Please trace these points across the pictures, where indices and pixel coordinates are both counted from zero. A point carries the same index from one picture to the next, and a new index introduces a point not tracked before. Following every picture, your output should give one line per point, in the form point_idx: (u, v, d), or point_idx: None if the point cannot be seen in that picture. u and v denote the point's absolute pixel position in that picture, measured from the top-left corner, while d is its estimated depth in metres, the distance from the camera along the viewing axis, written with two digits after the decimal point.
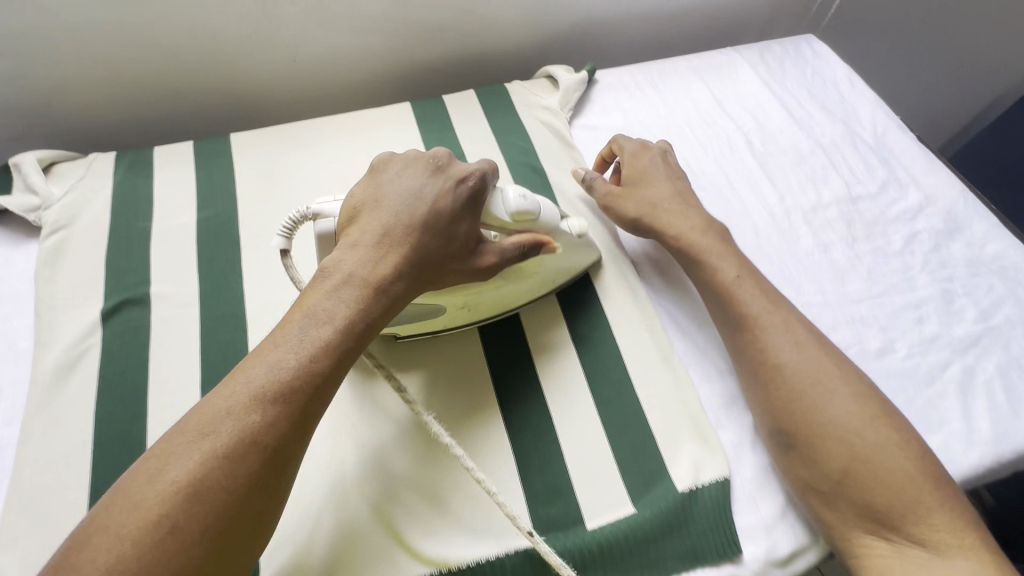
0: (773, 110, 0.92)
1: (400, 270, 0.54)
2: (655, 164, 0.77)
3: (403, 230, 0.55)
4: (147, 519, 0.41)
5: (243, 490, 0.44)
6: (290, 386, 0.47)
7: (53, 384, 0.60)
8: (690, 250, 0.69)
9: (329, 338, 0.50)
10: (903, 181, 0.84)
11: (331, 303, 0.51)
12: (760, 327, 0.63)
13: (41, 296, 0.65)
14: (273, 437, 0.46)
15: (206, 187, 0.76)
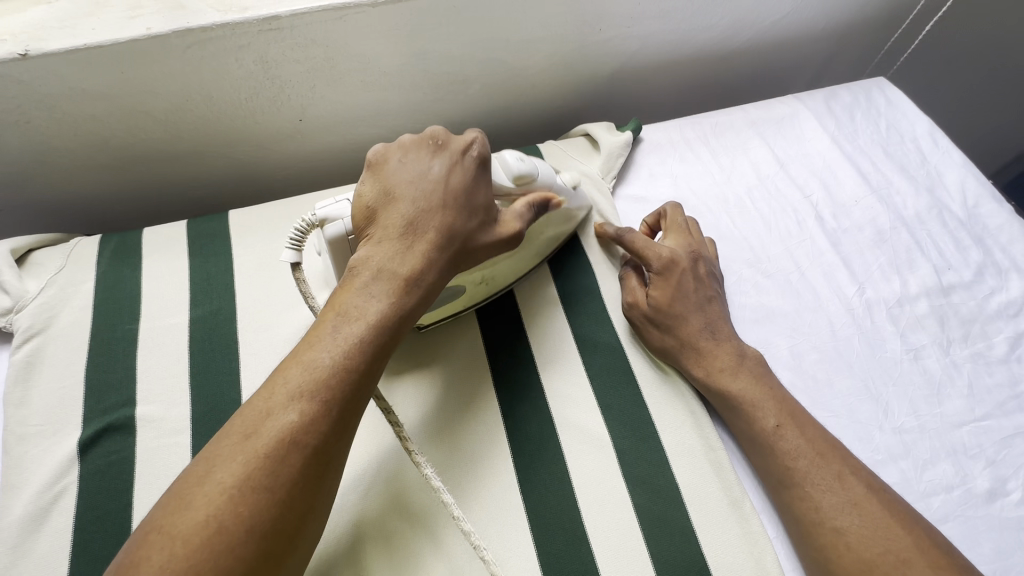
0: (845, 175, 0.80)
1: (432, 255, 0.53)
2: (689, 280, 0.65)
3: (425, 217, 0.54)
4: (196, 522, 0.40)
5: (291, 488, 0.43)
6: (328, 382, 0.46)
7: (24, 537, 0.52)
8: (725, 386, 0.60)
9: (365, 332, 0.49)
10: (1002, 266, 0.72)
11: (366, 298, 0.50)
12: (806, 485, 0.54)
13: (10, 424, 0.57)
14: (313, 434, 0.44)
15: (200, 280, 0.67)
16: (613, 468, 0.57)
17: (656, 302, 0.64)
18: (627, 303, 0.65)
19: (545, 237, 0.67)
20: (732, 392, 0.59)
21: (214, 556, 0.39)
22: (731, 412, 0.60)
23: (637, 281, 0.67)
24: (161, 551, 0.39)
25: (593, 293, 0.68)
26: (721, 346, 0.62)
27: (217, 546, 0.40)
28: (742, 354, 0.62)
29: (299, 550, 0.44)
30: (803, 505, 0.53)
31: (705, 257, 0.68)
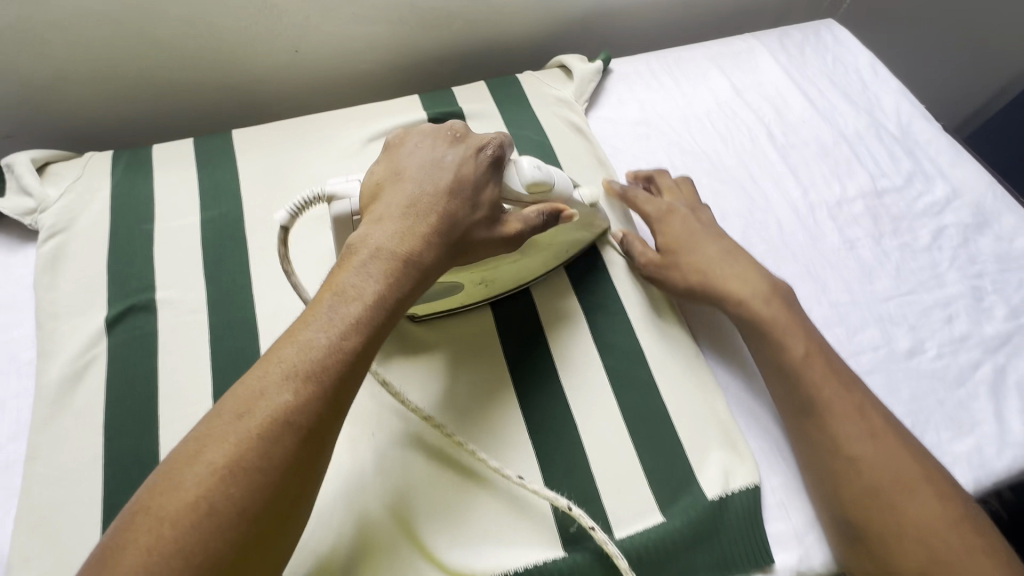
0: (794, 100, 0.89)
1: (432, 241, 0.53)
2: (696, 224, 0.71)
3: (432, 203, 0.55)
4: (185, 502, 0.39)
5: (284, 473, 0.42)
6: (323, 363, 0.45)
7: (60, 395, 0.58)
8: (752, 317, 0.64)
9: (362, 314, 0.48)
10: (930, 173, 0.81)
11: (364, 279, 0.49)
12: (825, 411, 0.58)
13: (41, 305, 0.62)
14: (306, 418, 0.43)
15: (208, 187, 0.73)
16: (585, 337, 0.65)
17: (668, 248, 0.69)
18: (645, 256, 0.69)
19: (550, 248, 0.66)
20: (761, 320, 0.63)
21: (201, 538, 0.38)
22: (759, 338, 0.63)
23: (642, 242, 0.71)
24: (148, 532, 0.38)
25: None
26: (747, 273, 0.67)
27: (206, 528, 0.39)
28: (767, 288, 0.65)
29: (284, 539, 0.43)
30: (823, 429, 0.58)
31: (702, 203, 0.75)
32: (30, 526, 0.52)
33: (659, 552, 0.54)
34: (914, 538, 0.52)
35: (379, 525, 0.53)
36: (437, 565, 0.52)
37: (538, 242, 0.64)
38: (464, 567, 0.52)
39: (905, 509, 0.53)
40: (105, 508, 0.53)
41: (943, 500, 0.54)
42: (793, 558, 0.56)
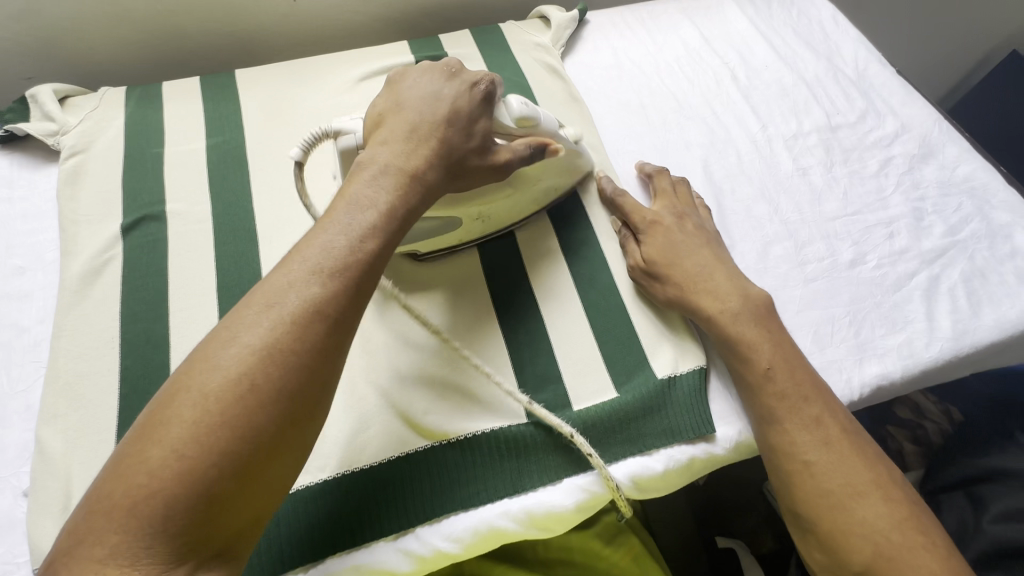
0: (758, 47, 0.95)
1: (435, 163, 0.54)
2: (683, 232, 0.68)
3: (431, 129, 0.55)
4: (225, 381, 0.39)
5: (316, 354, 0.43)
6: (346, 262, 0.45)
7: (82, 287, 0.65)
8: (718, 329, 0.62)
9: (376, 221, 0.48)
10: (881, 112, 0.88)
11: (374, 191, 0.50)
12: (783, 420, 0.57)
13: (64, 213, 0.70)
14: (335, 308, 0.44)
15: (213, 117, 0.80)
16: (553, 244, 0.71)
17: (652, 259, 0.66)
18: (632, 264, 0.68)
19: (541, 182, 0.68)
20: (727, 332, 0.61)
21: (244, 412, 0.39)
22: (726, 349, 0.62)
23: (634, 245, 0.69)
24: (192, 408, 0.39)
25: None
26: (719, 290, 0.63)
27: (248, 403, 0.39)
28: (732, 296, 0.63)
29: (319, 417, 0.44)
30: (781, 437, 0.57)
31: (692, 209, 0.72)
32: (56, 391, 0.59)
33: (610, 421, 0.60)
34: (862, 538, 0.52)
35: (364, 406, 0.59)
36: (419, 434, 0.58)
37: (527, 177, 0.66)
38: (443, 431, 0.58)
39: (856, 513, 0.53)
40: (122, 378, 0.60)
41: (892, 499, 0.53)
42: (733, 430, 0.62)
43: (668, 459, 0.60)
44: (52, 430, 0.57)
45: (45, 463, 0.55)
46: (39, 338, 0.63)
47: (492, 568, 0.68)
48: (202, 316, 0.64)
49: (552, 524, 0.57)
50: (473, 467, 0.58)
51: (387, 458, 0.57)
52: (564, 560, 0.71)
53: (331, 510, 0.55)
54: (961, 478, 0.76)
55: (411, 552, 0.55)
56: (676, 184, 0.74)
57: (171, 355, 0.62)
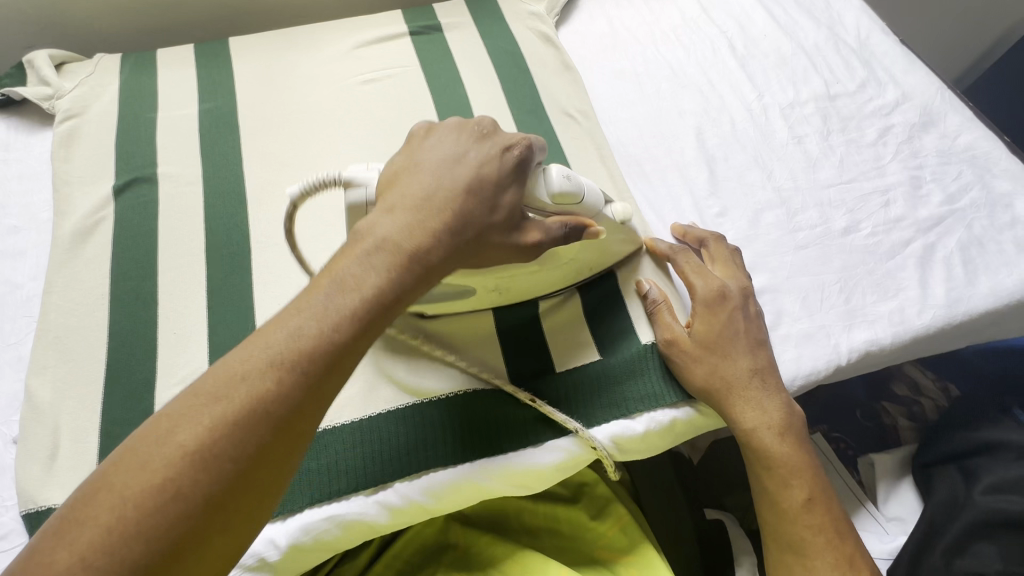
0: (758, 16, 0.93)
1: (445, 236, 0.44)
2: (745, 326, 0.61)
3: (446, 198, 0.45)
4: (148, 485, 0.33)
5: (259, 461, 0.36)
6: (314, 355, 0.38)
7: (74, 246, 0.66)
8: (752, 442, 0.58)
9: (357, 307, 0.40)
10: (882, 80, 0.86)
11: (362, 268, 0.41)
12: (813, 557, 0.55)
13: (58, 174, 0.71)
14: (290, 408, 0.37)
15: (205, 83, 0.80)
16: None
17: (701, 339, 0.59)
18: (668, 337, 0.60)
19: (571, 260, 0.60)
20: (765, 449, 0.58)
21: (165, 526, 0.33)
22: (759, 468, 0.59)
23: (673, 316, 0.62)
24: (108, 510, 0.33)
25: (535, 95, 0.80)
26: (766, 396, 0.59)
27: (172, 516, 0.33)
28: (779, 408, 0.59)
29: (258, 529, 0.37)
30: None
31: (753, 291, 0.65)
32: (46, 343, 0.60)
33: (591, 384, 0.60)
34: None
35: None
36: (402, 393, 0.58)
37: (557, 255, 0.58)
38: (426, 390, 0.59)
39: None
40: (111, 332, 0.61)
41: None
42: None
43: (650, 421, 0.59)
44: (41, 381, 0.58)
45: (34, 411, 0.56)
46: (31, 294, 0.64)
47: (477, 539, 0.68)
48: (190, 275, 0.65)
49: (532, 483, 0.58)
50: (457, 427, 0.57)
51: (371, 413, 0.57)
52: (550, 528, 0.71)
53: (309, 464, 0.55)
54: (952, 450, 0.75)
55: (388, 504, 0.55)
56: (729, 258, 0.66)
57: (158, 311, 0.62)
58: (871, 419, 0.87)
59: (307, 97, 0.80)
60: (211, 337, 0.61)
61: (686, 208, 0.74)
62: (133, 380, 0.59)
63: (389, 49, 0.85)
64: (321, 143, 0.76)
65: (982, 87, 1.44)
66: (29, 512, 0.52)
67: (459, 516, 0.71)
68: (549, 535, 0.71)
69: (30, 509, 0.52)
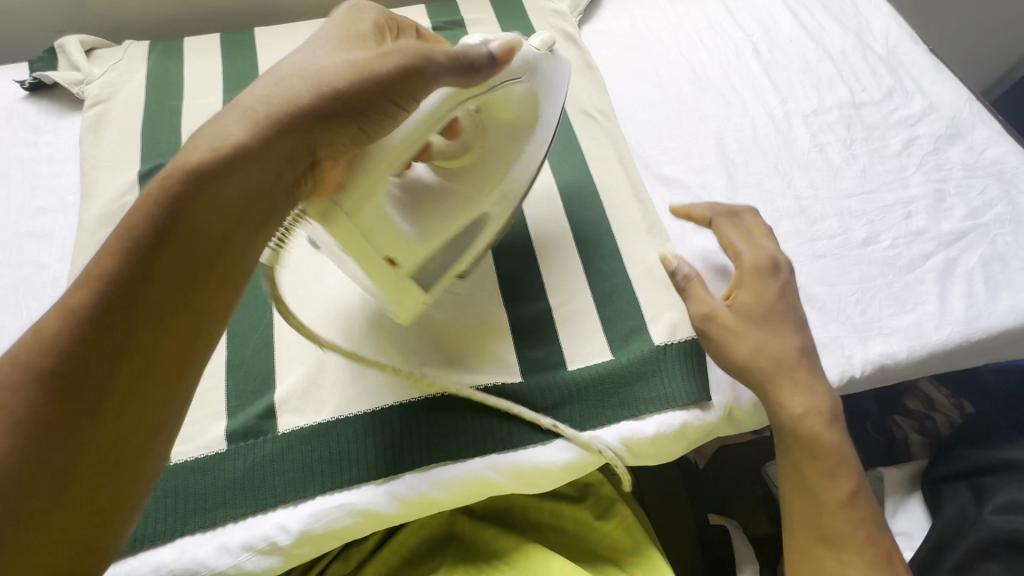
0: (784, 20, 0.92)
1: (277, 115, 0.42)
2: (774, 294, 0.62)
3: (286, 91, 0.42)
4: (2, 424, 0.35)
5: (110, 331, 0.37)
6: (123, 257, 0.38)
7: (99, 230, 0.67)
8: (795, 435, 0.57)
9: (165, 206, 0.39)
10: (909, 90, 0.84)
11: (179, 172, 0.40)
12: (849, 551, 0.54)
13: (86, 159, 0.72)
14: (89, 312, 0.37)
15: (230, 72, 0.81)
16: (557, 210, 0.71)
17: (744, 311, 0.59)
18: (705, 310, 0.59)
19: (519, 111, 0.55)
20: (806, 444, 0.57)
21: (19, 452, 0.34)
22: (794, 463, 0.58)
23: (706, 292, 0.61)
24: None
25: None
26: (809, 381, 0.58)
27: (29, 440, 0.35)
28: (828, 409, 0.58)
29: (149, 424, 0.39)
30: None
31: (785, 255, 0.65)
32: None
33: (602, 385, 0.60)
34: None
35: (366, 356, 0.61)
36: (415, 387, 0.59)
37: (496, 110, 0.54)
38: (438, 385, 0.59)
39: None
40: None
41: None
42: (727, 399, 0.62)
43: (660, 424, 0.59)
44: None
45: None
46: (57, 275, 0.65)
47: (483, 533, 0.69)
48: None
49: (542, 482, 0.58)
50: (468, 421, 0.58)
51: (381, 407, 0.58)
52: (555, 526, 0.72)
53: (323, 451, 0.56)
54: (964, 468, 0.74)
55: (398, 496, 0.55)
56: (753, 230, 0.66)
57: None
58: (882, 433, 0.88)
59: None
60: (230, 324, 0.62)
61: None
62: None
63: None
64: None
65: (1010, 100, 1.41)
66: None
67: (466, 509, 0.72)
68: (554, 533, 0.71)
69: None
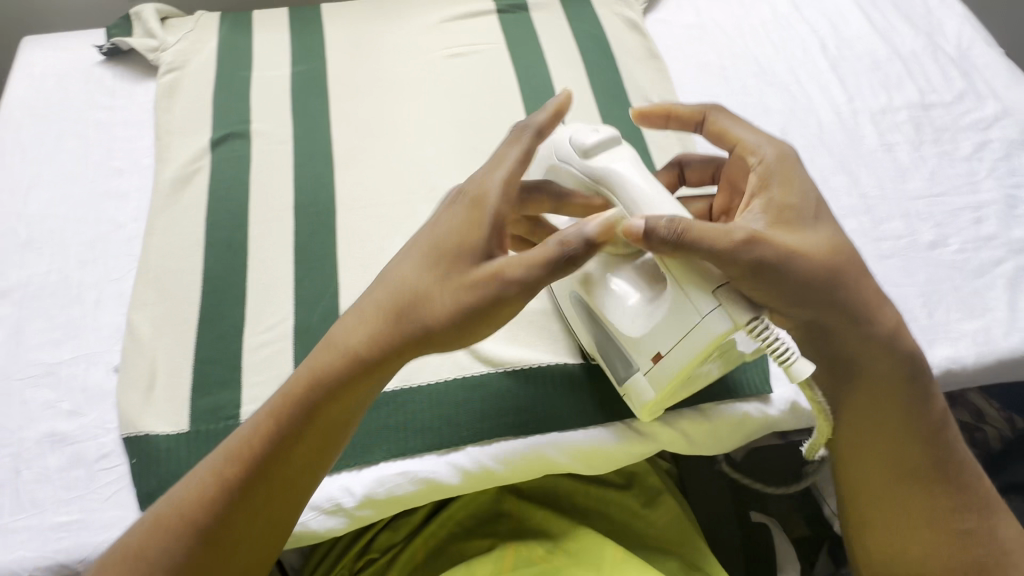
0: (853, 17, 0.90)
1: (392, 332, 0.47)
2: (800, 174, 0.52)
3: (402, 301, 0.47)
4: (156, 549, 0.46)
5: (247, 497, 0.47)
6: (266, 436, 0.47)
7: (174, 193, 0.69)
8: (877, 373, 0.54)
9: (300, 404, 0.47)
10: (981, 93, 0.82)
11: (313, 377, 0.47)
12: (941, 472, 0.55)
13: (160, 123, 0.74)
14: (233, 480, 0.47)
15: (297, 46, 0.82)
16: None
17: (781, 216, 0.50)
18: (728, 247, 0.45)
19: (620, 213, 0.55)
20: (890, 381, 0.54)
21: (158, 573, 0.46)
22: (873, 403, 0.55)
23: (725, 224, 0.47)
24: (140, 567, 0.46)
25: (620, 82, 0.80)
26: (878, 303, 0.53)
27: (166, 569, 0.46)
28: (908, 343, 0.55)
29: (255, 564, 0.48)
30: (903, 509, 0.56)
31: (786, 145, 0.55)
32: (147, 282, 0.63)
33: None
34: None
35: None
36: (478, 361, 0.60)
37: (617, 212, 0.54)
38: (501, 360, 0.60)
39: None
40: (205, 277, 0.64)
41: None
42: (789, 393, 0.61)
43: (719, 413, 0.59)
44: (143, 315, 0.62)
45: (135, 344, 0.60)
46: (132, 234, 0.67)
47: (531, 513, 0.70)
48: (278, 230, 0.67)
49: (598, 464, 0.58)
50: (526, 398, 0.59)
51: (439, 378, 0.59)
52: (600, 512, 0.72)
53: (388, 419, 0.58)
54: None
55: (459, 467, 0.56)
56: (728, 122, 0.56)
57: (248, 262, 0.65)
58: None
59: (395, 66, 0.81)
60: (296, 290, 0.64)
61: None
62: (224, 324, 0.62)
63: (476, 23, 0.85)
64: (407, 114, 0.77)
65: None
66: (131, 436, 0.56)
67: (512, 488, 0.73)
68: (600, 518, 0.72)
69: (131, 433, 0.56)
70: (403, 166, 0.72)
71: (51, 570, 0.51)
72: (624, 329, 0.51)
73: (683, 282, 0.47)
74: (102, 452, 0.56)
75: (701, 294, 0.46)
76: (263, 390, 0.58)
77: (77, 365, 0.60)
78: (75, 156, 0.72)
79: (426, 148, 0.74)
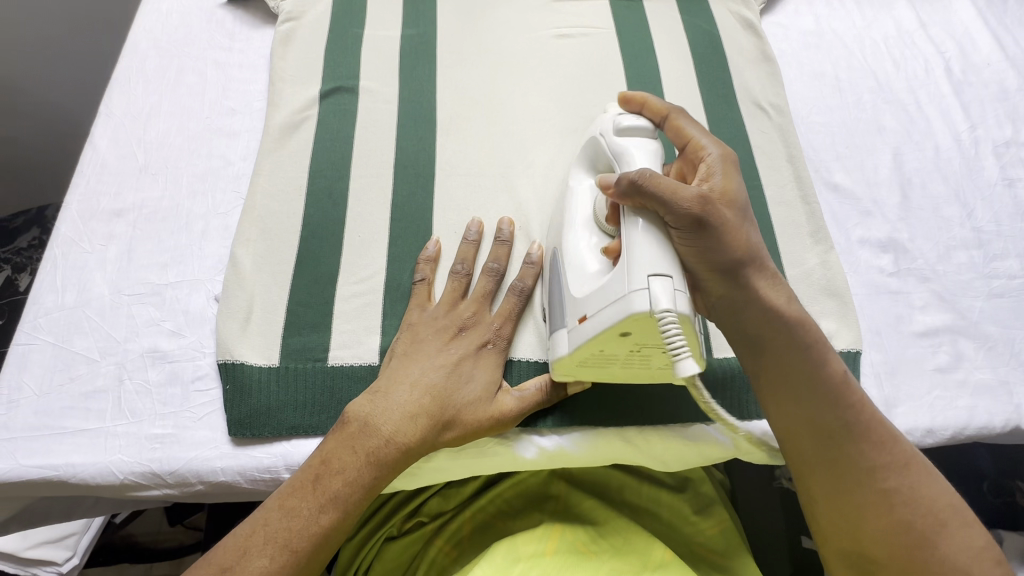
0: (983, 42, 0.85)
1: (424, 425, 0.52)
2: (738, 176, 0.53)
3: (428, 400, 0.52)
4: None
5: (316, 547, 0.49)
6: (332, 497, 0.49)
7: (282, 137, 0.71)
8: (790, 336, 0.52)
9: (357, 473, 0.50)
10: None
11: (354, 455, 0.50)
12: (862, 441, 0.51)
13: (275, 70, 0.76)
14: (300, 536, 0.48)
15: (410, 8, 0.82)
16: None
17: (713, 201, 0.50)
18: (682, 203, 0.47)
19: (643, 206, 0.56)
20: (789, 329, 0.51)
21: None
22: (776, 363, 0.52)
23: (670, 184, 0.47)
24: None
25: (729, 83, 0.78)
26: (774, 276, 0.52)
27: None
28: (795, 298, 0.52)
29: None
30: (831, 474, 0.51)
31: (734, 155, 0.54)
32: (251, 220, 0.65)
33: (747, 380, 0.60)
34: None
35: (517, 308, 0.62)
36: None
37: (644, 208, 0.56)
38: None
39: (933, 544, 0.49)
40: (305, 222, 0.66)
41: (970, 529, 0.50)
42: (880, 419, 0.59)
43: None
44: (244, 250, 0.64)
45: (234, 277, 0.62)
46: (242, 173, 0.70)
47: (580, 501, 0.68)
48: (378, 185, 0.69)
49: (670, 460, 0.59)
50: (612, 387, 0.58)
51: (519, 357, 0.59)
52: (652, 512, 0.71)
53: None
54: None
55: (537, 444, 0.57)
56: (685, 124, 0.56)
57: (346, 212, 0.67)
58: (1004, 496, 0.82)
59: (502, 41, 0.81)
60: (390, 246, 0.65)
61: (874, 227, 0.70)
62: (320, 269, 0.63)
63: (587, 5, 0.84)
64: (510, 90, 0.76)
65: None
66: (226, 361, 0.58)
67: (563, 474, 0.72)
68: (651, 519, 0.71)
69: (227, 359, 0.58)
70: (503, 140, 0.72)
71: (143, 476, 0.54)
72: (574, 289, 0.53)
73: (633, 256, 0.47)
74: (198, 374, 0.58)
75: (638, 271, 0.46)
76: (351, 339, 0.60)
77: (181, 289, 0.62)
78: (193, 91, 0.75)
79: (527, 126, 0.73)
